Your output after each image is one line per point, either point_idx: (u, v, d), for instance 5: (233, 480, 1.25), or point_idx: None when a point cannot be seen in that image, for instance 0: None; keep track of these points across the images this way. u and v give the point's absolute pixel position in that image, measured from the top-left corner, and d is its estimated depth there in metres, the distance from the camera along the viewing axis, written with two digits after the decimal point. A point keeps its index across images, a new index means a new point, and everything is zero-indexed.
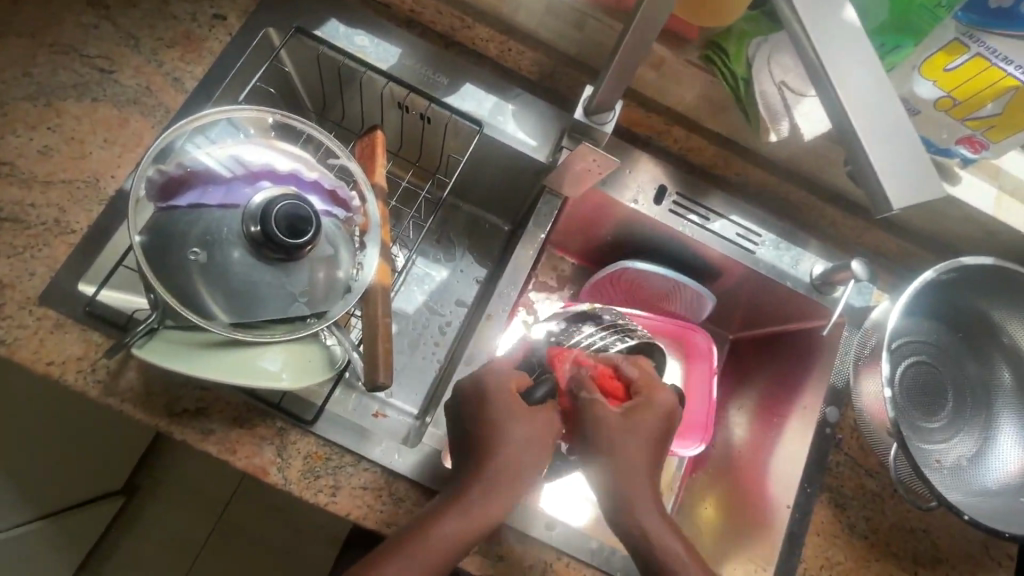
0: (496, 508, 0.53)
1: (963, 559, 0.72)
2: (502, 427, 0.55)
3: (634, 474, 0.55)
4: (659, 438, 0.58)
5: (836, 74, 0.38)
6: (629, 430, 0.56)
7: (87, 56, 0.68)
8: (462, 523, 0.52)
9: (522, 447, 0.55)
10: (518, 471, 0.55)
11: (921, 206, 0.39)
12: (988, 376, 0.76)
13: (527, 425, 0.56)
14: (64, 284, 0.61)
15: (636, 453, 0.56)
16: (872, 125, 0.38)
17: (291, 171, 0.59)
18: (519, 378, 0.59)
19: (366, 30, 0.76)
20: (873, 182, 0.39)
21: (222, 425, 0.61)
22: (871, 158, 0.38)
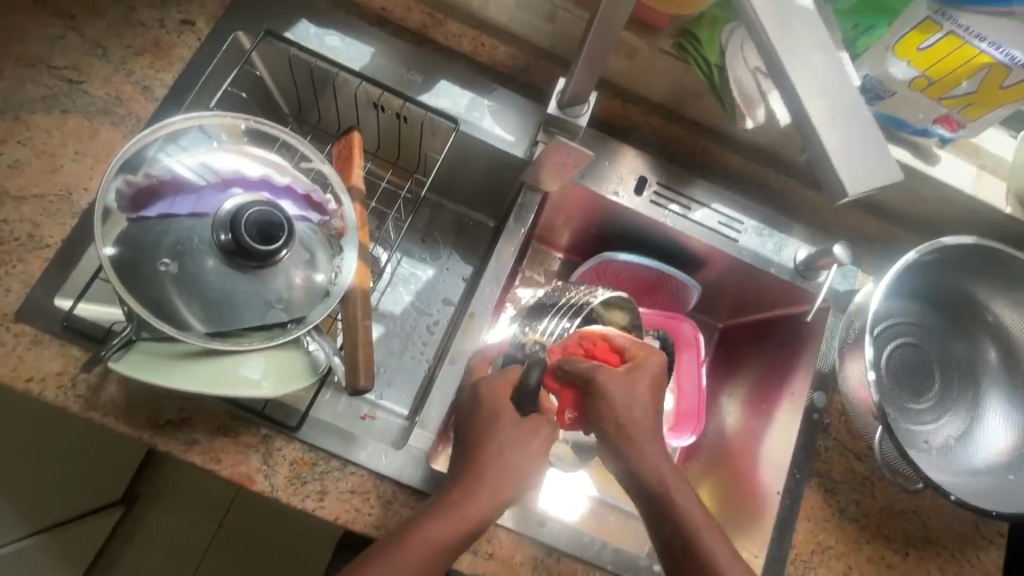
0: (487, 513, 0.54)
1: (954, 538, 0.73)
2: (488, 433, 0.56)
3: (639, 422, 0.57)
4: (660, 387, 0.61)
5: (791, 62, 0.38)
6: (633, 384, 0.59)
7: (55, 67, 0.67)
8: (443, 524, 0.52)
9: (511, 453, 0.55)
10: (511, 477, 0.55)
11: (879, 191, 0.38)
12: (974, 355, 0.76)
13: (515, 430, 0.56)
14: (41, 299, 0.60)
15: (640, 401, 0.58)
16: (824, 111, 0.38)
17: (262, 177, 0.58)
18: (508, 379, 0.59)
19: (338, 30, 0.75)
20: (826, 168, 0.38)
21: (207, 435, 0.61)
22: (824, 145, 0.37)
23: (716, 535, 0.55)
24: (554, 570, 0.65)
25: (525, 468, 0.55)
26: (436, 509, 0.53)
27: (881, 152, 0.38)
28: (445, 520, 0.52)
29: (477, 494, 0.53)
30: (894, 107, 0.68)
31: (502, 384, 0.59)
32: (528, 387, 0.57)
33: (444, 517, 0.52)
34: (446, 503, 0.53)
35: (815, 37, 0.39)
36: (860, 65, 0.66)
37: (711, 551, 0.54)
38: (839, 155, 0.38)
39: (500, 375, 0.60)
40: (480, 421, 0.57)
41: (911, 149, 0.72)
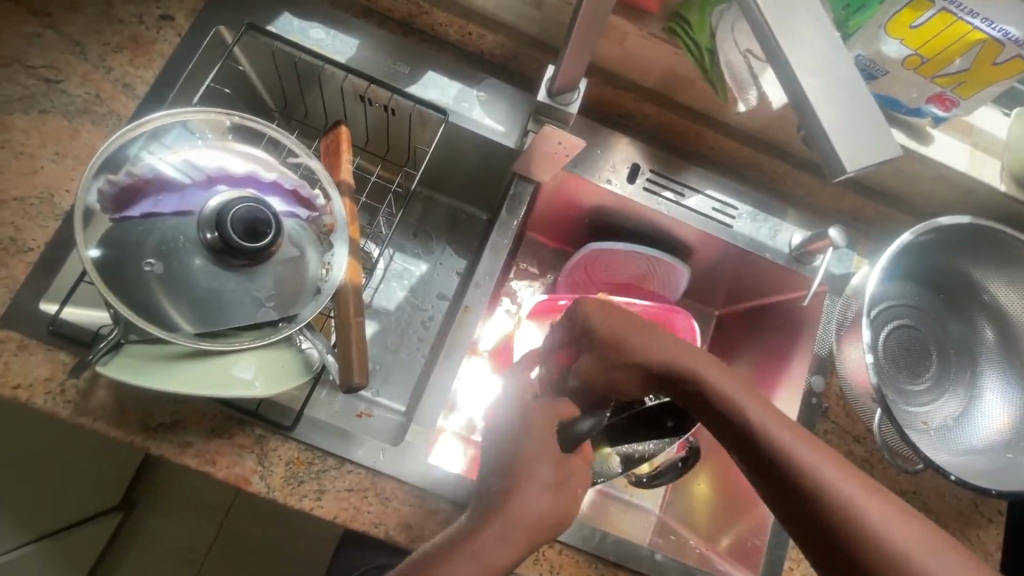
0: (520, 552, 0.52)
1: (953, 517, 0.73)
2: (529, 470, 0.55)
3: (658, 355, 0.54)
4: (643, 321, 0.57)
5: (782, 36, 0.37)
6: (622, 327, 0.57)
7: (32, 66, 0.65)
8: (473, 565, 0.50)
9: (547, 494, 0.55)
10: (545, 518, 0.54)
11: (878, 166, 0.37)
12: (971, 335, 0.76)
13: (556, 469, 0.56)
14: (26, 303, 0.59)
15: (644, 338, 0.56)
16: (821, 84, 0.37)
17: (247, 173, 0.57)
18: (559, 412, 0.58)
19: (321, 21, 0.74)
20: (823, 140, 0.37)
21: (200, 437, 0.60)
22: (821, 120, 0.37)
23: (802, 445, 0.47)
24: (556, 562, 0.65)
25: (558, 505, 0.55)
26: (466, 545, 0.51)
27: (879, 124, 0.37)
28: (477, 561, 0.50)
29: (512, 533, 0.52)
30: (888, 87, 0.67)
31: (550, 413, 0.58)
32: (578, 432, 0.56)
33: (476, 558, 0.50)
34: (477, 541, 0.51)
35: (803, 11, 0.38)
36: (852, 45, 0.64)
37: (800, 457, 0.46)
38: (835, 130, 0.37)
39: (549, 402, 0.59)
40: (522, 455, 0.56)
41: (905, 130, 0.71)
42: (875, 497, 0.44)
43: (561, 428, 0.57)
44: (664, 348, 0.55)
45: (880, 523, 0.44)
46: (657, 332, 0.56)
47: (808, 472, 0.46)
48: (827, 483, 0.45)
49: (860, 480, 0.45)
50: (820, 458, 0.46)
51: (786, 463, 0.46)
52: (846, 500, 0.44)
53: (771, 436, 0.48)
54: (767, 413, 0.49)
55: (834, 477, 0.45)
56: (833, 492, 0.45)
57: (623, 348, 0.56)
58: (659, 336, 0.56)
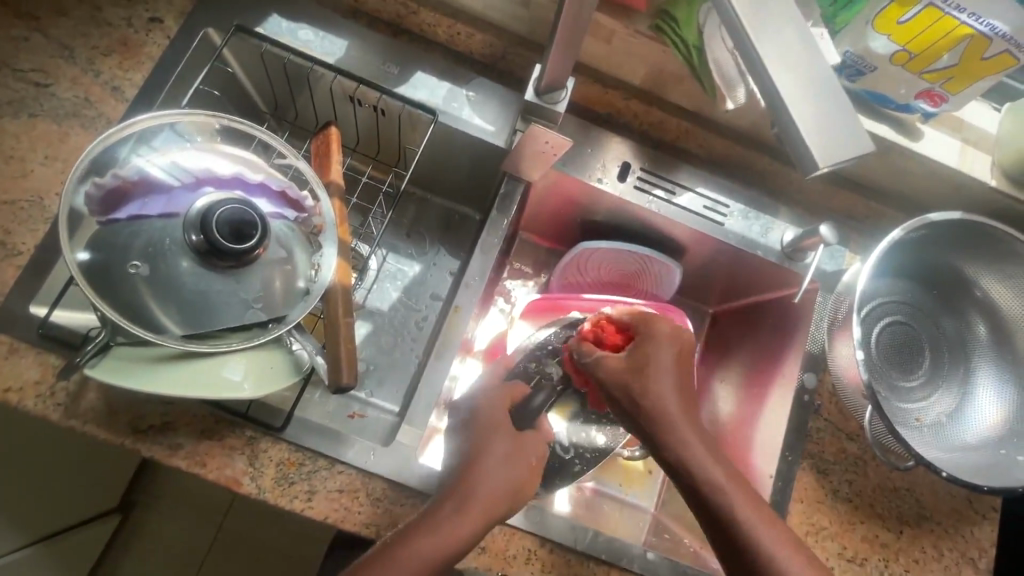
0: (477, 526, 0.53)
1: (947, 514, 0.73)
2: (482, 445, 0.57)
3: (652, 397, 0.55)
4: (677, 366, 0.57)
5: (758, 35, 0.37)
6: (651, 369, 0.56)
7: (21, 70, 0.66)
8: (435, 539, 0.51)
9: (503, 466, 0.56)
10: (502, 491, 0.55)
11: (852, 163, 0.38)
12: (963, 331, 0.76)
13: (509, 443, 0.58)
14: (16, 306, 0.59)
15: (664, 390, 0.55)
16: (796, 84, 0.37)
17: (234, 175, 0.57)
18: (512, 393, 0.64)
19: (310, 23, 0.74)
20: (797, 140, 0.37)
21: (190, 439, 0.60)
22: (795, 120, 0.37)
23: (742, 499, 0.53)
24: (547, 562, 0.65)
25: (513, 480, 0.56)
26: (424, 524, 0.52)
27: (854, 122, 0.38)
28: (437, 535, 0.51)
29: (470, 504, 0.53)
30: (876, 83, 0.67)
31: (504, 395, 0.64)
32: (533, 407, 0.63)
33: (436, 531, 0.51)
34: (437, 516, 0.52)
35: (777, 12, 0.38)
36: (840, 42, 0.65)
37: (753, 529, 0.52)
38: (809, 130, 0.37)
39: (504, 386, 0.65)
40: (478, 429, 0.59)
41: (894, 125, 0.71)
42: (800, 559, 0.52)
43: (515, 404, 0.64)
44: (676, 407, 0.55)
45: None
46: (677, 384, 0.56)
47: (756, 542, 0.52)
48: (765, 550, 0.51)
49: (791, 545, 0.52)
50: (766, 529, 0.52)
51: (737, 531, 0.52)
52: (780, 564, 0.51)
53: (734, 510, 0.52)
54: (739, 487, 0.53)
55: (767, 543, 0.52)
56: (770, 555, 0.51)
57: (646, 395, 0.55)
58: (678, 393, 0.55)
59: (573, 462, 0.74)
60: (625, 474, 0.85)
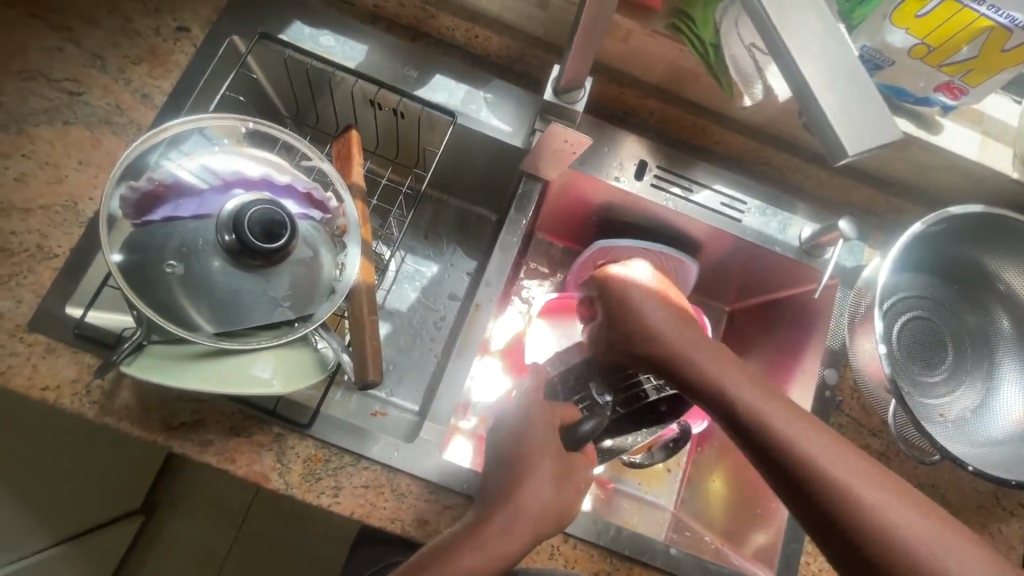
0: (523, 545, 0.53)
1: (974, 511, 0.72)
2: (528, 466, 0.55)
3: (665, 339, 0.56)
4: (674, 309, 0.59)
5: (784, 26, 0.38)
6: (638, 321, 0.58)
7: (55, 80, 0.68)
8: (479, 556, 0.51)
9: (551, 488, 0.55)
10: (549, 512, 0.54)
11: (879, 150, 0.38)
12: (986, 325, 0.75)
13: (556, 464, 0.56)
14: (51, 307, 0.61)
15: (664, 328, 0.57)
16: (822, 74, 0.38)
17: (263, 177, 0.59)
18: (563, 414, 0.60)
19: (330, 29, 0.75)
20: (826, 129, 0.38)
21: (220, 436, 0.62)
22: (824, 108, 0.37)
23: (807, 434, 0.49)
24: (570, 557, 0.65)
25: (558, 500, 0.55)
26: (473, 538, 0.52)
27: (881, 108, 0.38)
28: (481, 552, 0.51)
29: (516, 526, 0.53)
30: (894, 76, 0.67)
31: (555, 414, 0.59)
32: (580, 435, 0.55)
33: (480, 550, 0.51)
34: (481, 534, 0.52)
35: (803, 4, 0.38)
36: (857, 37, 0.65)
37: (837, 474, 0.46)
38: (839, 117, 0.37)
39: (557, 404, 0.61)
40: (524, 448, 0.57)
41: (913, 119, 0.71)
42: (882, 488, 0.46)
43: (564, 429, 0.57)
44: (677, 335, 0.56)
45: (888, 520, 0.45)
46: (675, 320, 0.57)
47: (850, 494, 0.46)
48: (825, 472, 0.47)
49: (875, 479, 0.47)
50: (822, 448, 0.48)
51: (793, 458, 0.48)
52: (847, 486, 0.46)
53: (806, 449, 0.48)
54: (799, 424, 0.49)
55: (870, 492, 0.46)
56: (837, 483, 0.46)
57: (644, 337, 0.57)
58: (675, 324, 0.57)
59: None
60: (643, 473, 0.85)
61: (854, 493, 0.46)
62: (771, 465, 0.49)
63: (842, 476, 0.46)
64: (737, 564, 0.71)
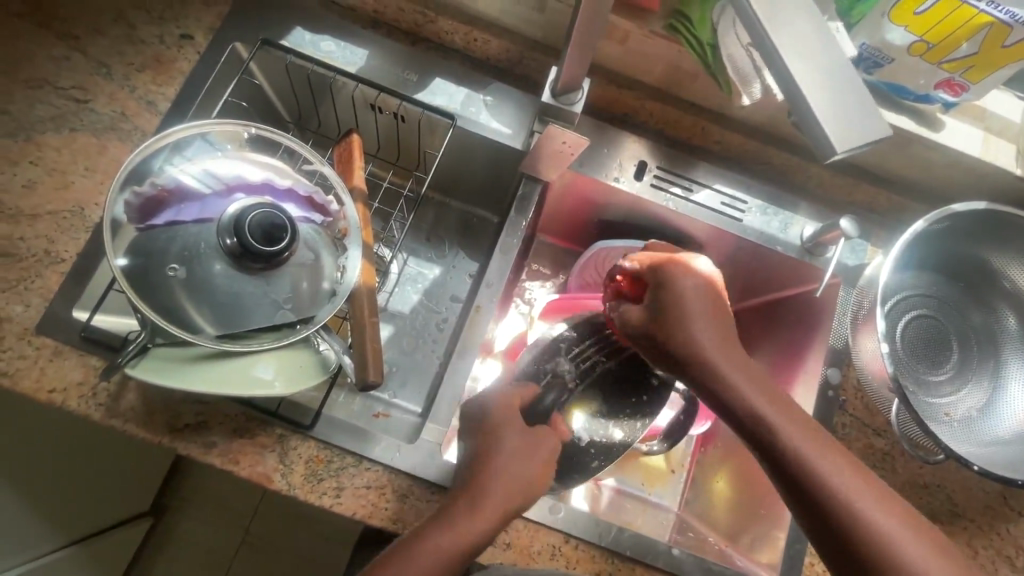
0: (494, 520, 0.52)
1: (981, 511, 0.71)
2: (491, 441, 0.56)
3: (703, 343, 0.55)
4: (711, 307, 0.58)
5: (772, 26, 0.38)
6: (681, 317, 0.56)
7: (62, 88, 0.69)
8: (448, 535, 0.51)
9: (515, 461, 0.55)
10: (518, 487, 0.54)
11: (868, 148, 0.38)
12: (992, 323, 0.74)
13: (518, 438, 0.56)
14: (59, 311, 0.62)
15: (703, 330, 0.56)
16: (811, 74, 0.38)
17: (264, 181, 0.60)
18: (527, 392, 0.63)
19: (331, 34, 0.76)
20: (815, 129, 0.38)
21: (224, 437, 0.62)
22: (812, 107, 0.37)
23: (820, 449, 0.51)
24: (571, 557, 0.65)
25: (529, 475, 0.55)
26: (439, 519, 0.52)
27: (868, 109, 0.38)
28: (449, 531, 0.51)
29: (482, 503, 0.53)
30: (894, 74, 0.66)
31: (518, 393, 0.62)
32: (542, 407, 0.63)
33: (448, 527, 0.51)
34: (449, 511, 0.52)
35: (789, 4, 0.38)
36: (855, 34, 0.64)
37: (843, 490, 0.49)
38: (828, 117, 0.37)
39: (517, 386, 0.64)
40: (487, 426, 0.57)
41: (914, 117, 0.71)
42: (885, 505, 0.49)
43: (526, 405, 0.63)
44: (712, 337, 0.56)
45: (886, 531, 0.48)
46: (716, 322, 0.57)
47: (852, 503, 0.49)
48: (831, 483, 0.50)
49: (876, 494, 0.50)
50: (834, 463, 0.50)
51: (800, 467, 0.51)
52: (852, 500, 0.49)
53: (822, 473, 0.50)
54: (810, 436, 0.52)
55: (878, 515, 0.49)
56: (841, 492, 0.49)
57: (680, 334, 0.56)
58: (713, 327, 0.56)
59: (592, 458, 0.68)
60: (646, 473, 0.85)
61: (856, 505, 0.49)
62: (777, 471, 0.52)
63: (847, 490, 0.50)
64: (741, 565, 0.70)
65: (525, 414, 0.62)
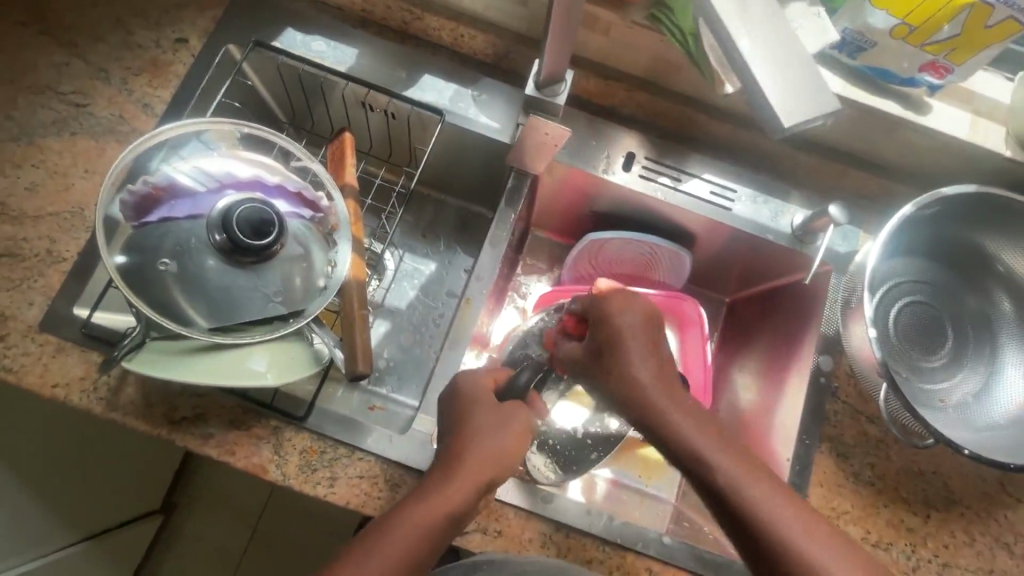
0: (472, 493, 0.53)
1: (978, 498, 0.71)
2: (466, 416, 0.57)
3: (636, 377, 0.55)
4: (650, 340, 0.57)
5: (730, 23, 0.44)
6: (616, 352, 0.56)
7: (63, 93, 0.71)
8: (427, 506, 0.51)
9: (493, 433, 0.56)
10: (494, 459, 0.54)
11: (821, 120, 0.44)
12: (987, 307, 0.74)
13: (495, 414, 0.57)
14: (61, 309, 0.64)
15: (638, 370, 0.55)
16: (763, 68, 0.44)
17: (254, 178, 0.61)
18: (496, 375, 0.62)
19: (322, 34, 0.78)
20: (765, 107, 0.44)
21: (220, 429, 0.64)
22: (764, 89, 0.44)
23: (750, 480, 0.51)
24: (563, 545, 0.66)
25: (504, 447, 0.55)
26: (419, 492, 0.53)
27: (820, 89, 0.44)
28: (431, 503, 0.52)
29: (459, 472, 0.53)
30: (879, 58, 0.66)
31: (487, 377, 0.62)
32: (518, 386, 0.60)
33: (427, 498, 0.52)
34: (430, 483, 0.53)
35: (741, 12, 0.45)
36: (838, 19, 0.64)
37: (769, 518, 0.50)
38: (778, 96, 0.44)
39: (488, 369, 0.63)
40: (463, 404, 0.58)
41: (900, 101, 0.70)
42: (809, 530, 0.50)
43: (500, 387, 0.61)
44: (647, 372, 0.55)
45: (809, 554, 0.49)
46: (650, 357, 0.56)
47: (776, 529, 0.50)
48: (759, 511, 0.50)
49: (804, 518, 0.51)
50: (763, 492, 0.51)
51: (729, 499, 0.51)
52: (778, 529, 0.50)
53: (756, 508, 0.50)
54: (743, 468, 0.52)
55: (816, 553, 0.49)
56: (768, 520, 0.50)
57: (615, 370, 0.56)
58: (648, 361, 0.56)
59: (591, 450, 0.78)
60: (644, 465, 0.84)
61: (783, 531, 0.50)
62: (713, 498, 0.52)
63: (777, 518, 0.50)
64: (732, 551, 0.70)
65: (506, 391, 0.60)
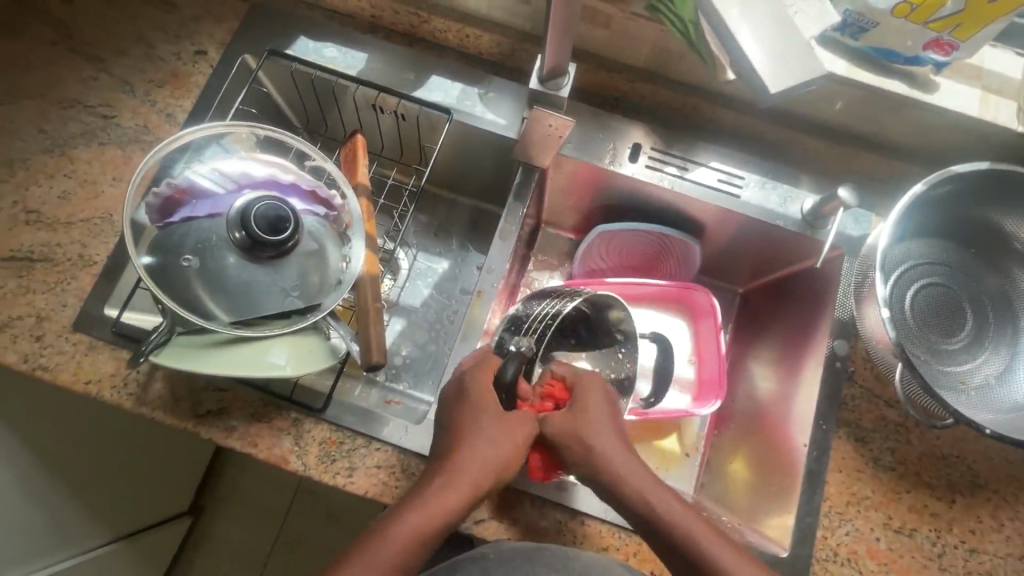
0: (464, 499, 0.53)
1: (1005, 482, 0.69)
2: (472, 423, 0.56)
3: (601, 445, 0.57)
4: (614, 412, 0.60)
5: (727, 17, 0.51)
6: (585, 421, 0.58)
7: (91, 106, 0.75)
8: (419, 516, 0.52)
9: (490, 444, 0.55)
10: (489, 468, 0.55)
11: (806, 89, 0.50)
12: (1007, 287, 0.72)
13: (497, 423, 0.56)
14: (93, 309, 0.67)
15: (607, 450, 0.57)
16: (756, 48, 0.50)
17: (270, 177, 0.64)
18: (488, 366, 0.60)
19: (333, 40, 0.80)
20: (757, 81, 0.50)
21: (243, 422, 0.66)
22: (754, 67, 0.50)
23: (710, 539, 0.54)
24: (578, 533, 0.66)
25: (500, 458, 0.55)
26: (411, 500, 0.53)
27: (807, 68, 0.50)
28: (423, 511, 0.52)
29: (456, 478, 0.54)
30: (881, 37, 0.66)
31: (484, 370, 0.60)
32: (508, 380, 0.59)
33: (422, 509, 0.52)
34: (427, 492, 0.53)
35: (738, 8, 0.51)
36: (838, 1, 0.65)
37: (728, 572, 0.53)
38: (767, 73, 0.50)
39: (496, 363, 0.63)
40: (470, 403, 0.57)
41: (905, 79, 0.70)
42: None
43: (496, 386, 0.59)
44: (612, 442, 0.57)
45: None
46: (613, 428, 0.59)
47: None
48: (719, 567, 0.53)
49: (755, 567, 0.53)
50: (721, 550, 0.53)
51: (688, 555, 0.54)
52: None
53: (714, 563, 0.53)
54: (703, 529, 0.55)
55: None
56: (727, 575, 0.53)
57: (581, 438, 0.57)
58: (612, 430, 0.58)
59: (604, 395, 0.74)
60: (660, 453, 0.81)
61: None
62: (670, 553, 0.55)
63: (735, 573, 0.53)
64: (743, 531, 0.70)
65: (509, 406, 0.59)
